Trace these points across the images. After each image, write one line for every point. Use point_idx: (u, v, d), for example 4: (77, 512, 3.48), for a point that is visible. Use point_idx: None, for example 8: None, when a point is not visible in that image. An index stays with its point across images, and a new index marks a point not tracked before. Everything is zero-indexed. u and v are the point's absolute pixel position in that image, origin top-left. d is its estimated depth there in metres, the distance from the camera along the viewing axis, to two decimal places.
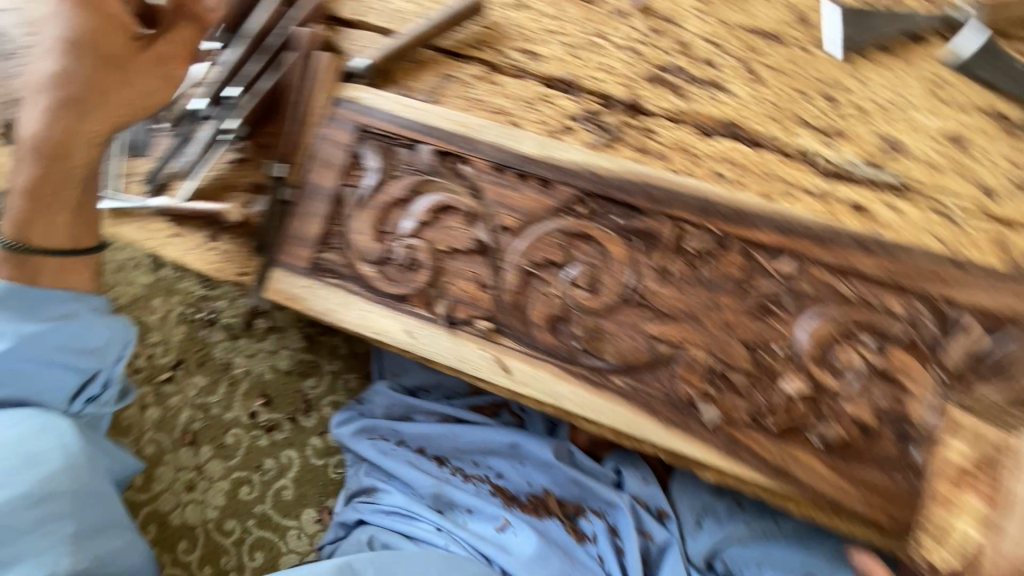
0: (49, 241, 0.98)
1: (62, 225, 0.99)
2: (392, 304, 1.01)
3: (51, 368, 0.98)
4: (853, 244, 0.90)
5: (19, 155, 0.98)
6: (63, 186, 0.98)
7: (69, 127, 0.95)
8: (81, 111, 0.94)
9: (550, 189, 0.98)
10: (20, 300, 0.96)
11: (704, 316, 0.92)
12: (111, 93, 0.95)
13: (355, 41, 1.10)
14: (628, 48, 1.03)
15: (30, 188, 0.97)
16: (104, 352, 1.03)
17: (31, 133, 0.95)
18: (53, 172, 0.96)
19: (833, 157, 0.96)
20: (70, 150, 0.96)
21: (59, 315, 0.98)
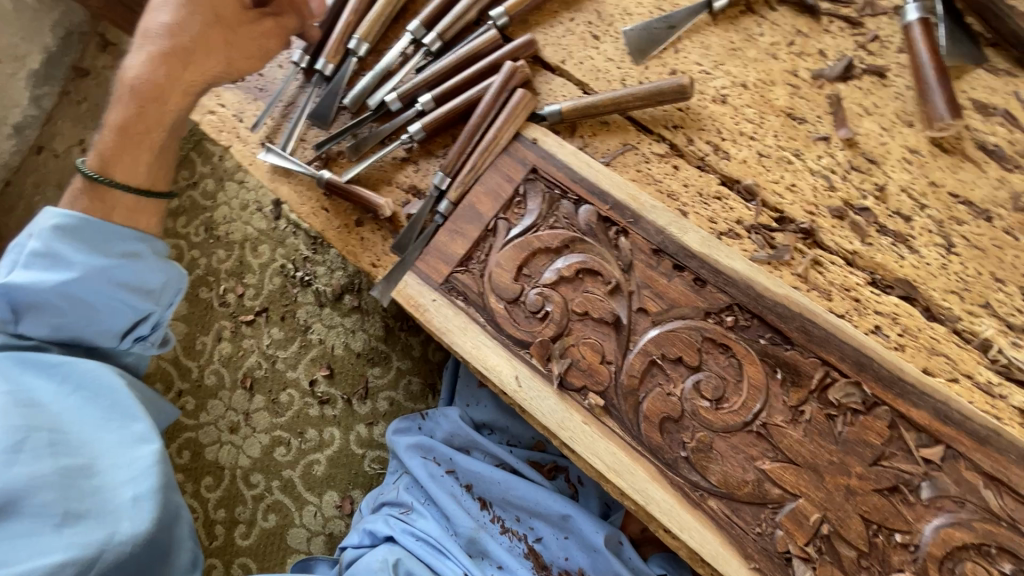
0: (132, 180, 1.07)
1: (143, 167, 1.08)
2: (509, 347, 1.01)
3: (102, 307, 1.00)
4: (1015, 456, 0.82)
5: (121, 96, 1.06)
6: (154, 129, 1.08)
7: (167, 76, 1.06)
8: (176, 61, 1.05)
9: (701, 289, 0.96)
10: (88, 233, 1.00)
11: (826, 473, 0.87)
12: (210, 53, 1.07)
13: (550, 86, 1.13)
14: (821, 174, 0.99)
15: (127, 126, 1.06)
16: (160, 295, 1.06)
17: (135, 75, 1.05)
18: (149, 113, 1.06)
19: (1014, 355, 0.89)
20: (161, 94, 1.06)
21: (123, 257, 1.02)
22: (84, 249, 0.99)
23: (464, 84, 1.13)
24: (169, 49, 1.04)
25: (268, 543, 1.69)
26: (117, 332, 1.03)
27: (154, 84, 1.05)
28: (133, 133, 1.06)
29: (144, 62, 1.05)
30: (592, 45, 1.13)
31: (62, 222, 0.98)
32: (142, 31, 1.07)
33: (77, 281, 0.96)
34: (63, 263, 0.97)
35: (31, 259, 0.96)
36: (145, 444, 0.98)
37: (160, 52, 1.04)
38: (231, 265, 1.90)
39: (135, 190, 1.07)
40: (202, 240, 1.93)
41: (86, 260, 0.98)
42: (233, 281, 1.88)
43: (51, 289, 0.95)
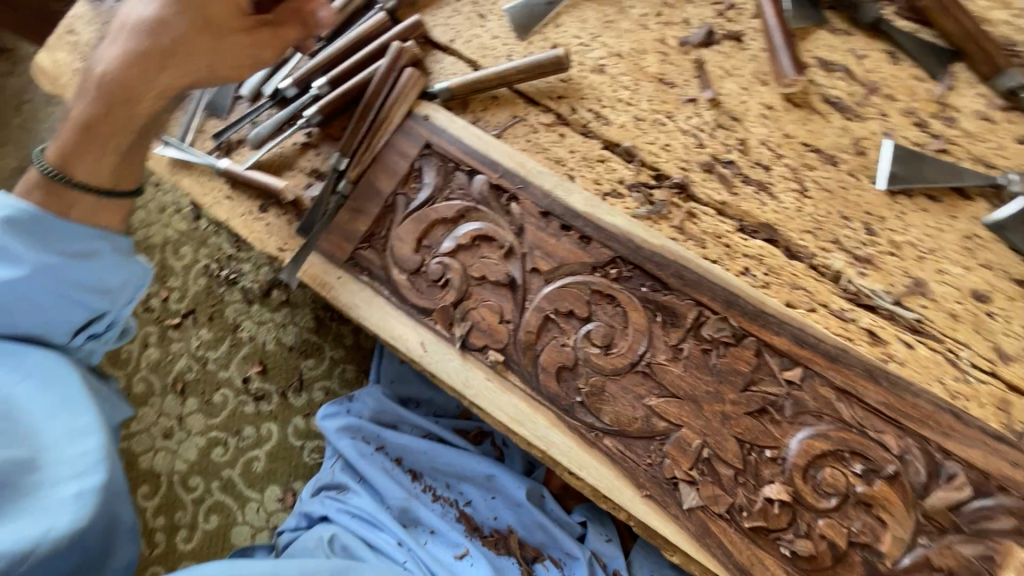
0: (96, 177, 1.01)
1: (103, 164, 1.02)
2: (414, 315, 1.05)
3: (59, 304, 0.97)
4: (861, 369, 0.93)
5: (86, 89, 1.00)
6: (120, 131, 1.01)
7: (140, 77, 0.98)
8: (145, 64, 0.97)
9: (587, 245, 1.02)
10: (43, 226, 0.97)
11: (704, 402, 0.95)
12: (199, 57, 0.98)
13: (441, 65, 1.18)
14: (691, 133, 1.08)
15: (104, 130, 1.00)
16: (119, 295, 1.05)
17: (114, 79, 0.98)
18: (115, 114, 1.00)
19: (861, 283, 0.99)
20: (137, 94, 0.99)
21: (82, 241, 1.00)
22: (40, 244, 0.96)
23: (356, 66, 1.16)
24: (144, 48, 0.97)
25: (210, 546, 1.66)
26: (69, 330, 1.00)
27: (130, 89, 0.98)
28: (96, 128, 1.00)
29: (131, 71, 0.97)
30: (479, 24, 1.18)
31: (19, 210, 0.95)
32: (142, 39, 0.97)
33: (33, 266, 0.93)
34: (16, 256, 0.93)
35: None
36: (90, 437, 0.92)
37: (134, 52, 0.97)
38: (152, 269, 1.86)
39: (96, 188, 1.01)
40: None
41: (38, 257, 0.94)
42: (156, 285, 1.84)
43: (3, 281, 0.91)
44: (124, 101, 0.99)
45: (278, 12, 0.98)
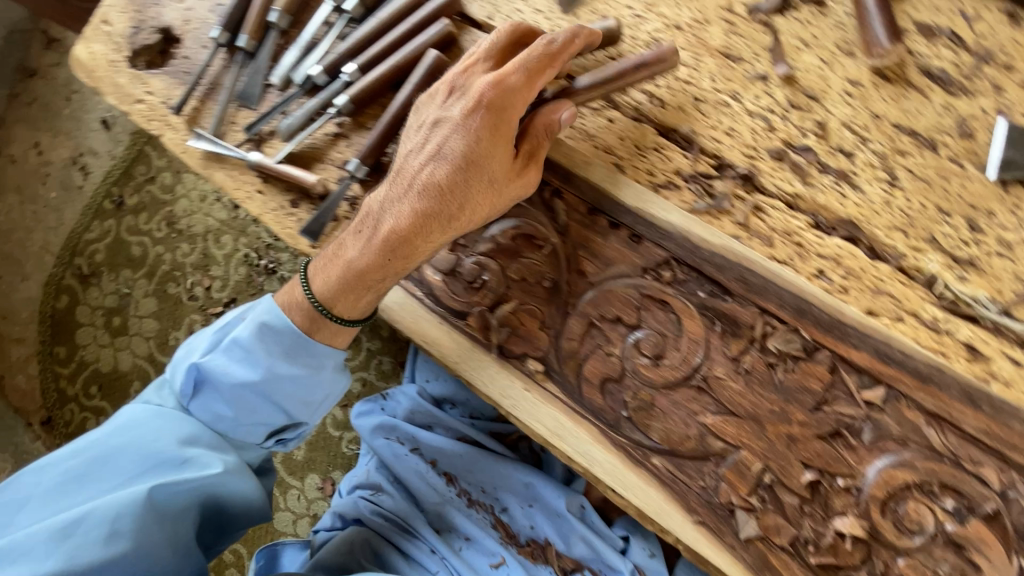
0: (349, 313, 0.95)
1: (364, 304, 0.96)
2: (447, 319, 0.99)
3: (265, 413, 1.00)
4: (957, 391, 0.80)
5: (370, 243, 0.92)
6: (390, 276, 0.93)
7: (426, 233, 0.90)
8: (477, 168, 0.88)
9: (638, 245, 0.93)
10: (287, 342, 0.97)
11: (767, 423, 0.85)
12: (455, 200, 0.89)
13: (478, 44, 1.08)
14: (760, 115, 0.95)
15: (368, 267, 0.91)
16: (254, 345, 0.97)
17: (385, 229, 0.91)
18: (405, 247, 0.90)
19: (961, 289, 0.85)
20: (414, 249, 0.91)
21: (242, 380, 0.96)
22: (239, 354, 0.97)
23: (387, 50, 1.10)
24: (431, 209, 0.89)
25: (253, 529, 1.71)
26: (266, 432, 1.02)
27: (416, 241, 0.90)
28: (367, 281, 0.93)
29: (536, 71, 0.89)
30: None
31: (273, 317, 0.97)
32: (396, 172, 0.94)
33: (245, 359, 0.97)
34: (256, 355, 0.96)
35: (235, 329, 0.98)
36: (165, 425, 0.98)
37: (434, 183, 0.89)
38: (196, 259, 1.88)
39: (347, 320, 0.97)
40: (165, 235, 1.90)
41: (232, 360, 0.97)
42: (201, 274, 1.87)
43: (212, 372, 0.98)
44: (414, 243, 0.90)
45: (526, 137, 0.92)
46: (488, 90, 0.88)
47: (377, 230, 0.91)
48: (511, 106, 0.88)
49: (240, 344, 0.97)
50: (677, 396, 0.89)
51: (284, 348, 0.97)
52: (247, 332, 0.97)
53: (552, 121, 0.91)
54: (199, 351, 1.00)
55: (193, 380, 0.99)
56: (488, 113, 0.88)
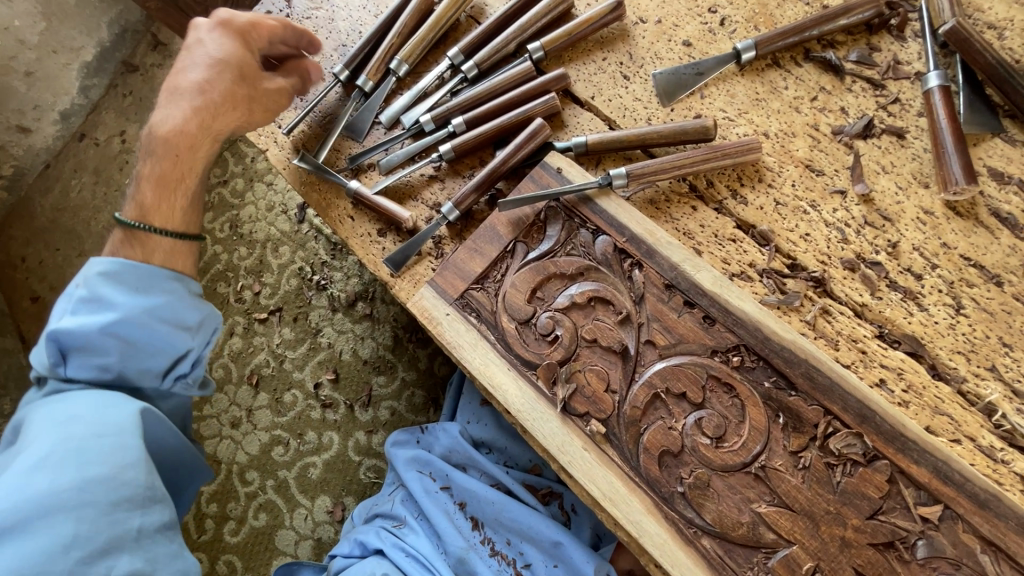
0: (170, 223, 1.04)
1: (179, 211, 1.05)
2: (516, 367, 1.03)
3: (152, 345, 0.94)
4: (1015, 524, 0.82)
5: (154, 139, 1.05)
6: (189, 175, 1.06)
7: (195, 138, 1.05)
8: (247, 103, 1.10)
9: (710, 327, 0.97)
10: (135, 276, 0.95)
11: (822, 522, 0.87)
12: (230, 112, 1.08)
13: (578, 119, 1.17)
14: (836, 227, 1.01)
15: (175, 143, 1.03)
16: (99, 292, 0.92)
17: (170, 125, 1.04)
18: (177, 150, 1.04)
19: (1018, 421, 0.89)
20: (193, 143, 1.05)
21: (91, 322, 0.90)
22: (84, 300, 0.92)
23: (494, 111, 1.18)
24: (205, 102, 1.05)
25: (255, 542, 1.69)
26: (155, 375, 0.96)
27: (200, 132, 1.05)
28: (170, 181, 1.04)
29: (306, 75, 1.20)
30: (621, 83, 1.18)
31: (117, 269, 0.94)
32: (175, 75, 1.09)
33: (98, 303, 0.92)
34: (111, 300, 0.92)
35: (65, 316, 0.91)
36: (59, 428, 0.85)
37: (190, 109, 1.04)
38: (250, 263, 1.93)
39: (174, 234, 1.03)
40: (225, 236, 1.97)
41: (73, 313, 0.91)
42: (251, 278, 1.92)
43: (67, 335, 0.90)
44: (172, 150, 1.04)
45: (285, 65, 1.20)
46: (251, 32, 1.11)
47: (155, 128, 1.03)
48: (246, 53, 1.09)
49: (88, 299, 0.92)
50: (734, 481, 0.91)
51: (164, 292, 0.97)
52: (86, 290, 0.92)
53: (303, 65, 1.20)
54: (58, 317, 0.92)
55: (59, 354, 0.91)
56: (239, 19, 1.10)
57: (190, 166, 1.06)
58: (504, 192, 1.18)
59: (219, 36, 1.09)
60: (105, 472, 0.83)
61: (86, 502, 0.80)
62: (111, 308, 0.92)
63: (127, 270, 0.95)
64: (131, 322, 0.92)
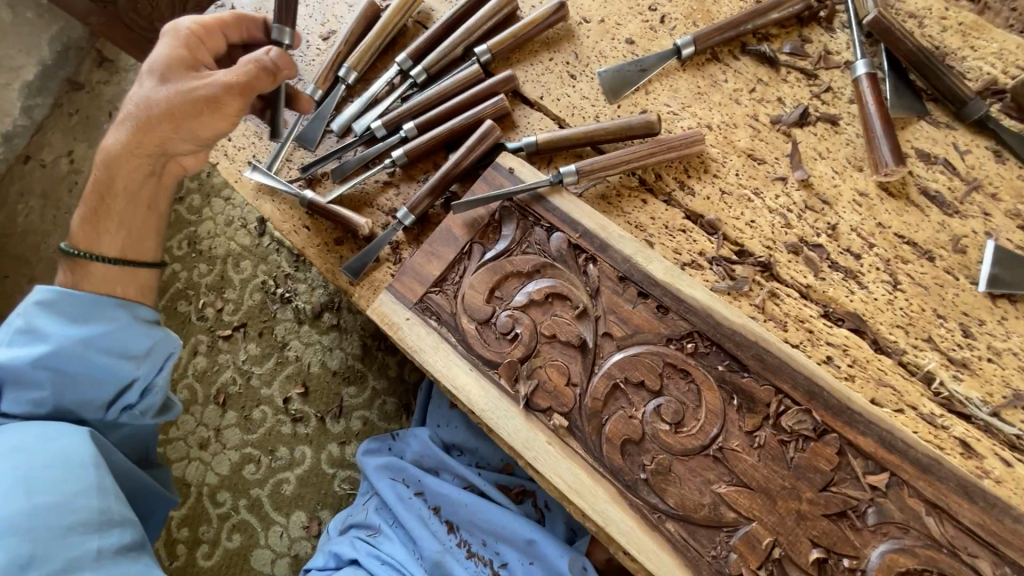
0: (115, 250, 1.07)
1: (116, 236, 1.07)
2: (477, 366, 1.03)
3: (89, 375, 0.98)
4: (955, 485, 0.86)
5: (106, 164, 1.06)
6: (120, 195, 1.07)
7: (130, 150, 1.04)
8: (180, 116, 1.01)
9: (664, 316, 1.00)
10: (72, 305, 1.00)
11: (778, 497, 0.90)
12: (164, 125, 1.02)
13: (528, 119, 1.19)
14: (779, 212, 1.05)
15: (110, 177, 1.06)
16: (49, 325, 0.98)
17: (110, 147, 1.05)
18: (106, 185, 1.06)
19: (956, 387, 0.94)
20: (115, 180, 1.06)
21: (24, 351, 0.96)
22: (20, 334, 0.97)
23: (444, 114, 1.18)
24: (140, 113, 1.02)
25: (230, 564, 1.65)
26: (97, 406, 1.01)
27: (140, 152, 1.05)
28: (104, 201, 1.06)
29: (242, 69, 0.98)
30: (568, 83, 1.20)
31: (52, 295, 0.99)
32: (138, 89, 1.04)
33: (37, 333, 0.97)
34: (50, 330, 0.97)
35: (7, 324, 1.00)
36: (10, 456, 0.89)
37: (123, 133, 1.04)
38: (211, 280, 1.90)
39: (116, 261, 1.07)
40: (184, 254, 1.93)
41: (13, 342, 0.97)
42: (213, 295, 1.88)
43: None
44: (117, 191, 1.06)
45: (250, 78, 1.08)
46: (204, 37, 1.06)
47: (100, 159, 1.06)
48: (191, 50, 1.04)
49: (20, 332, 0.97)
50: (693, 465, 0.93)
51: (91, 331, 0.99)
52: (46, 325, 0.98)
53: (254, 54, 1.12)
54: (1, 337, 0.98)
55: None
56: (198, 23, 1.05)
57: (140, 195, 1.09)
58: (459, 195, 1.19)
59: (167, 42, 1.03)
60: (59, 500, 0.89)
61: (47, 527, 0.86)
62: (44, 341, 0.96)
63: (67, 328, 0.98)
64: (64, 355, 0.96)
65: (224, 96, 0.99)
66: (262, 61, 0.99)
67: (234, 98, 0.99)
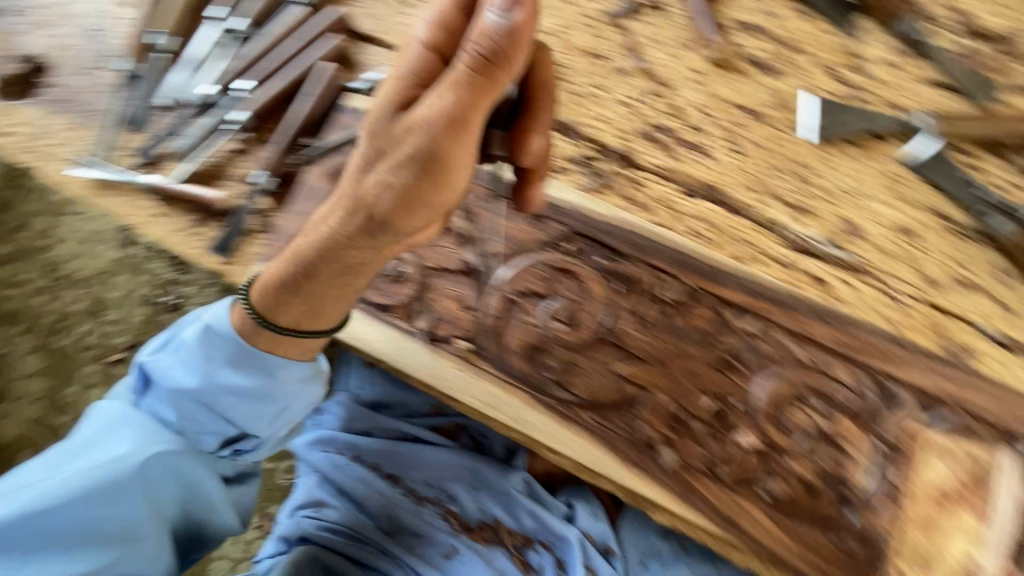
0: (305, 246, 0.93)
1: (323, 236, 0.95)
2: (373, 313, 1.03)
3: (215, 420, 0.98)
4: (809, 312, 0.97)
5: (344, 219, 0.95)
6: (341, 265, 0.94)
7: (343, 249, 0.92)
8: (336, 252, 0.93)
9: (540, 223, 1.03)
10: (240, 354, 0.96)
11: (671, 362, 0.97)
12: (421, 202, 0.91)
13: (371, 57, 1.16)
14: (626, 103, 1.12)
15: (311, 271, 0.93)
16: (208, 354, 0.96)
17: (324, 235, 0.94)
18: (334, 262, 0.93)
19: (800, 230, 1.05)
20: (404, 215, 0.92)
21: (251, 371, 0.96)
22: (198, 356, 0.96)
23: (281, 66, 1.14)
24: (403, 178, 0.89)
25: None
26: (215, 443, 1.00)
27: (340, 246, 0.93)
28: (304, 284, 0.93)
29: (452, 77, 0.84)
30: (404, 12, 1.17)
31: (223, 326, 0.96)
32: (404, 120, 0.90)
33: (253, 361, 0.96)
34: (197, 362, 0.96)
35: (189, 332, 0.98)
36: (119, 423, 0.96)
37: (388, 164, 0.91)
38: (85, 305, 1.71)
39: (281, 330, 0.95)
40: (46, 283, 1.73)
41: (197, 367, 0.96)
42: (92, 320, 1.71)
43: (184, 355, 0.97)
44: (341, 259, 0.94)
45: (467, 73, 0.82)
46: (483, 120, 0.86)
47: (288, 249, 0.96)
48: (463, 120, 0.84)
49: (206, 335, 0.96)
50: (592, 354, 0.99)
51: (239, 378, 0.96)
52: (190, 338, 0.97)
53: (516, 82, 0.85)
54: (177, 324, 1.03)
55: (172, 338, 1.01)
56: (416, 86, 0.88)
57: (368, 258, 0.93)
58: None
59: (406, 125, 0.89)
60: (129, 461, 0.91)
61: (115, 512, 0.90)
62: (211, 372, 0.95)
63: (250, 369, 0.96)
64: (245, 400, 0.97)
65: (464, 111, 0.83)
66: (485, 24, 0.78)
67: (473, 109, 0.84)
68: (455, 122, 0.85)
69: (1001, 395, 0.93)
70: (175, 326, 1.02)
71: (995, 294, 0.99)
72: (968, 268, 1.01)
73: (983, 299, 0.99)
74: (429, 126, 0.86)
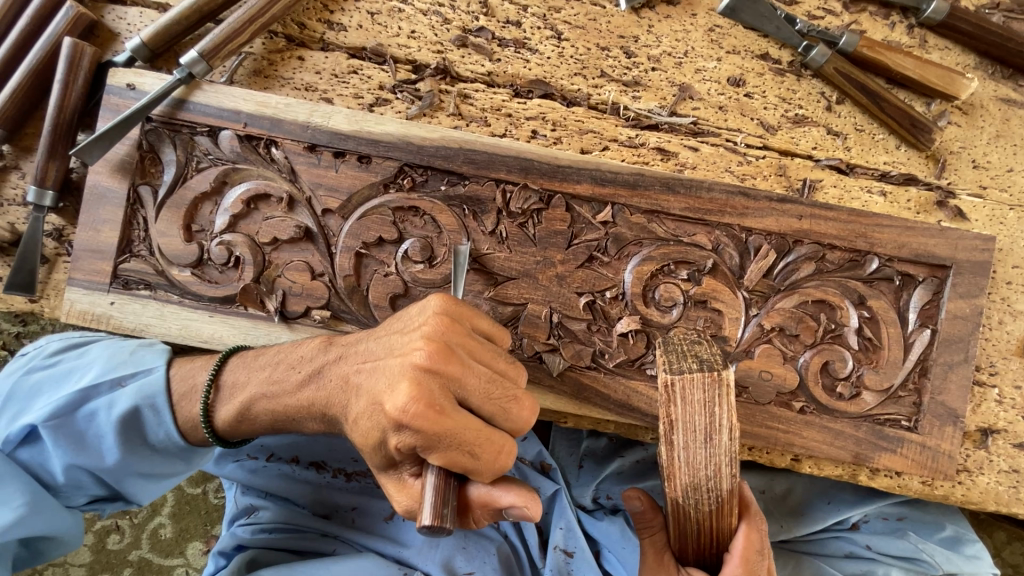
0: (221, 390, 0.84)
1: (229, 378, 0.84)
2: (217, 310, 0.93)
3: (114, 477, 0.86)
4: (659, 186, 0.96)
5: (302, 392, 0.79)
6: (307, 382, 0.79)
7: (286, 415, 0.81)
8: (279, 399, 0.80)
9: (369, 165, 0.94)
10: (152, 422, 0.85)
11: (538, 272, 0.95)
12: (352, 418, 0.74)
13: (127, 20, 0.98)
14: (432, 11, 1.00)
15: (275, 410, 0.81)
16: (122, 414, 0.83)
17: (283, 391, 0.81)
18: (285, 413, 0.81)
19: (638, 107, 1.01)
20: (338, 366, 0.77)
21: (167, 458, 0.88)
22: (111, 404, 0.83)
23: (15, 56, 0.94)
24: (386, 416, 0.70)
25: None
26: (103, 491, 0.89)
27: (295, 418, 0.81)
28: (249, 400, 0.82)
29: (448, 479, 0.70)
30: None
31: (147, 392, 0.84)
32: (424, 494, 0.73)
33: (176, 452, 0.88)
34: (111, 421, 0.83)
35: (109, 404, 0.83)
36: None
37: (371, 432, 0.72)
38: None
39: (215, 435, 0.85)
40: None
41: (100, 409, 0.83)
42: None
43: (98, 430, 0.84)
44: (323, 406, 0.78)
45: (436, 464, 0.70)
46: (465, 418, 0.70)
47: (257, 364, 0.83)
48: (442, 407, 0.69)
49: (125, 420, 0.83)
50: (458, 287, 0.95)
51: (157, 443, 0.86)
52: (112, 390, 0.83)
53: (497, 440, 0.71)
54: (83, 381, 0.83)
55: (76, 401, 0.83)
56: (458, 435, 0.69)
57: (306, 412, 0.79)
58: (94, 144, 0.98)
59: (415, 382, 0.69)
60: None
61: None
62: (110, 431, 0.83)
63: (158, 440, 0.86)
64: (147, 461, 0.87)
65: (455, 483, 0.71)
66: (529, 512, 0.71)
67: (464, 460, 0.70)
68: (443, 383, 0.70)
69: (846, 218, 0.96)
70: (79, 385, 0.83)
71: (823, 124, 1.03)
72: (797, 104, 1.03)
73: (812, 131, 1.03)
74: (373, 415, 0.71)
